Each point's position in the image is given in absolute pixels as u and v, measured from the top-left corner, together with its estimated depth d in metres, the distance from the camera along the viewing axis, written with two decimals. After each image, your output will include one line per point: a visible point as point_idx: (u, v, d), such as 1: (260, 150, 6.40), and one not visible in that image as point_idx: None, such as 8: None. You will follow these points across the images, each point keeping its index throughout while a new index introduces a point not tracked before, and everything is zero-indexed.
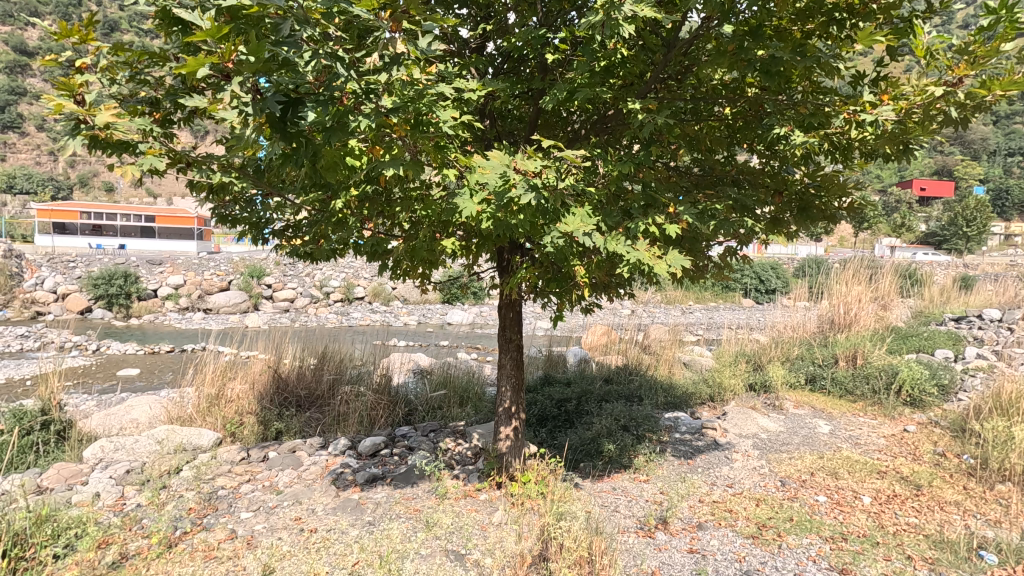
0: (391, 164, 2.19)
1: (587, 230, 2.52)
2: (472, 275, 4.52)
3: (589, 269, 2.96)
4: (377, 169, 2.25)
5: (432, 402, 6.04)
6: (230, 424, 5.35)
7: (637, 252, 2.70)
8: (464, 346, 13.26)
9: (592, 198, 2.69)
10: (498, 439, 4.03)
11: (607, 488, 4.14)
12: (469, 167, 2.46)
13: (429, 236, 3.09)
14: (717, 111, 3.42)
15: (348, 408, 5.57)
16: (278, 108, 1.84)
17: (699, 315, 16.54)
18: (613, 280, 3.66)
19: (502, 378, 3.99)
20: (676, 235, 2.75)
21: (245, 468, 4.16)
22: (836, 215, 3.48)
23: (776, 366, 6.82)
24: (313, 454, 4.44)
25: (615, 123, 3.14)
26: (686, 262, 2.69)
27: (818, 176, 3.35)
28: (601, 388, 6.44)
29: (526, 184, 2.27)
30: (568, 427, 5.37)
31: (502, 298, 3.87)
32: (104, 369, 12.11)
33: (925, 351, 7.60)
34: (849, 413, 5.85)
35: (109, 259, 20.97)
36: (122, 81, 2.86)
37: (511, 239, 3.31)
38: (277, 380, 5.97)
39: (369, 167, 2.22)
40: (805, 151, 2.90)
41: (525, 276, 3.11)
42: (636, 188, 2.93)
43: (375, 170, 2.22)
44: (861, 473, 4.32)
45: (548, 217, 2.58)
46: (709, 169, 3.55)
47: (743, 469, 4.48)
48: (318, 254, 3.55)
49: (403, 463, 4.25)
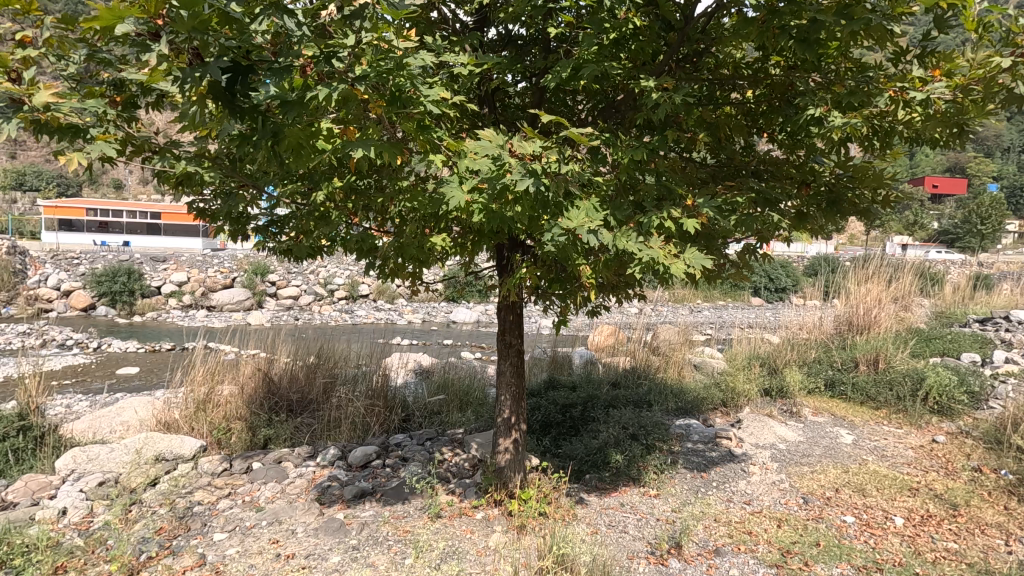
0: (368, 146, 1.89)
1: (594, 226, 2.20)
2: (471, 274, 4.22)
3: (597, 269, 2.66)
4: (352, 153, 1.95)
5: (430, 408, 5.74)
6: (216, 431, 5.10)
7: (651, 250, 2.38)
8: (468, 346, 12.97)
9: (600, 189, 2.38)
10: (497, 452, 3.72)
11: (615, 505, 3.86)
12: (460, 151, 2.16)
13: (418, 232, 2.79)
14: (738, 94, 3.09)
15: (340, 413, 5.28)
16: (222, 76, 1.57)
17: (708, 314, 16.21)
18: (622, 281, 3.34)
19: (501, 386, 3.69)
20: (694, 230, 2.44)
21: (226, 480, 3.88)
22: (870, 210, 3.16)
23: (794, 369, 6.48)
24: (300, 465, 4.17)
25: (626, 105, 2.83)
26: (709, 262, 2.36)
27: (850, 165, 3.02)
28: (607, 392, 6.10)
29: (523, 169, 1.95)
30: (573, 436, 5.08)
31: (501, 299, 3.57)
32: (104, 367, 11.95)
33: (950, 354, 7.21)
34: (872, 421, 5.52)
35: (113, 255, 20.88)
36: (78, 59, 2.57)
37: (510, 235, 3.00)
38: (268, 383, 5.70)
39: (341, 150, 1.92)
40: (841, 136, 2.57)
41: (525, 277, 2.80)
42: (649, 178, 2.61)
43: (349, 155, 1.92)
44: (891, 490, 3.99)
45: (551, 209, 2.27)
46: (728, 160, 3.24)
47: (761, 484, 4.17)
48: (299, 253, 3.26)
49: (396, 477, 3.95)
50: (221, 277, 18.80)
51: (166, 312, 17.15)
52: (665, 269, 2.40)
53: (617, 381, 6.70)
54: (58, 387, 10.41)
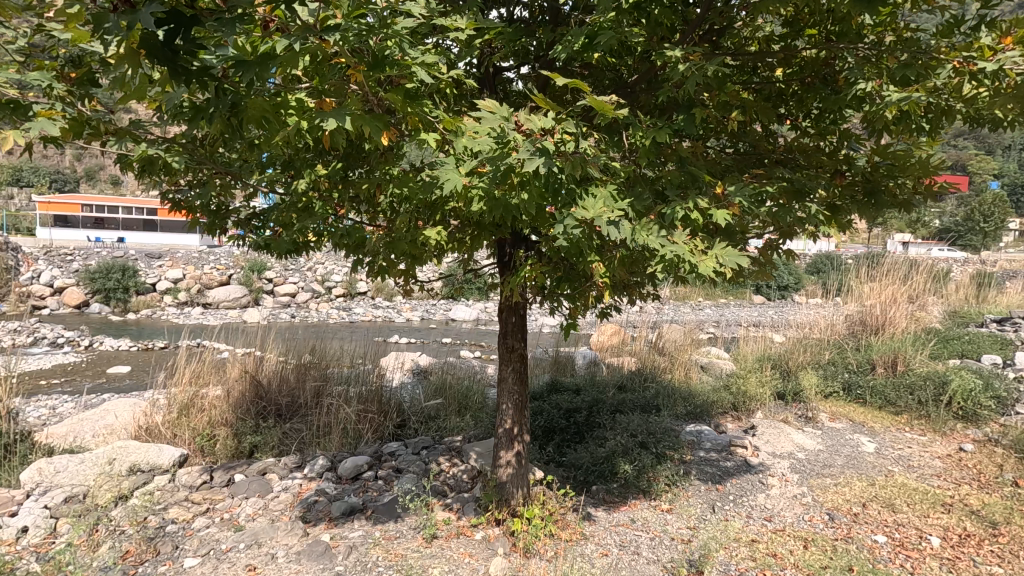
0: (345, 118, 1.58)
1: (613, 217, 1.90)
2: (470, 271, 3.92)
3: (612, 267, 2.35)
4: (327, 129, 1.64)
5: (426, 412, 5.43)
6: (199, 438, 4.80)
7: (678, 245, 2.08)
8: (467, 345, 12.65)
9: (618, 174, 2.07)
10: (498, 465, 3.41)
11: (625, 521, 3.59)
12: (457, 129, 1.85)
13: (411, 225, 2.48)
14: (767, 72, 2.79)
15: (331, 419, 4.98)
16: (160, 27, 1.26)
17: (711, 312, 15.93)
18: (637, 280, 3.04)
19: (503, 394, 3.39)
20: (724, 222, 2.13)
21: (204, 495, 3.59)
22: (911, 202, 2.85)
23: (808, 372, 6.19)
24: (286, 477, 3.87)
25: (643, 82, 2.53)
26: (746, 259, 2.05)
27: (892, 152, 2.72)
28: (614, 396, 5.81)
29: (532, 146, 1.64)
30: (578, 443, 4.79)
31: (502, 300, 3.26)
32: (95, 366, 11.66)
33: (970, 356, 6.92)
34: (893, 428, 5.23)
35: (108, 252, 20.56)
36: (26, 29, 2.26)
37: (514, 228, 2.70)
38: (256, 386, 5.40)
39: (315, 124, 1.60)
40: (891, 116, 2.26)
41: (531, 276, 2.50)
42: (671, 164, 2.31)
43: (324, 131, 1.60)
44: (922, 505, 3.71)
45: (561, 196, 1.96)
46: (753, 146, 2.94)
47: (782, 498, 3.89)
48: (278, 249, 2.95)
49: (388, 491, 3.66)
50: (218, 274, 18.49)
51: (161, 309, 16.84)
52: (693, 268, 2.09)
53: (623, 384, 6.40)
54: (46, 387, 10.11)
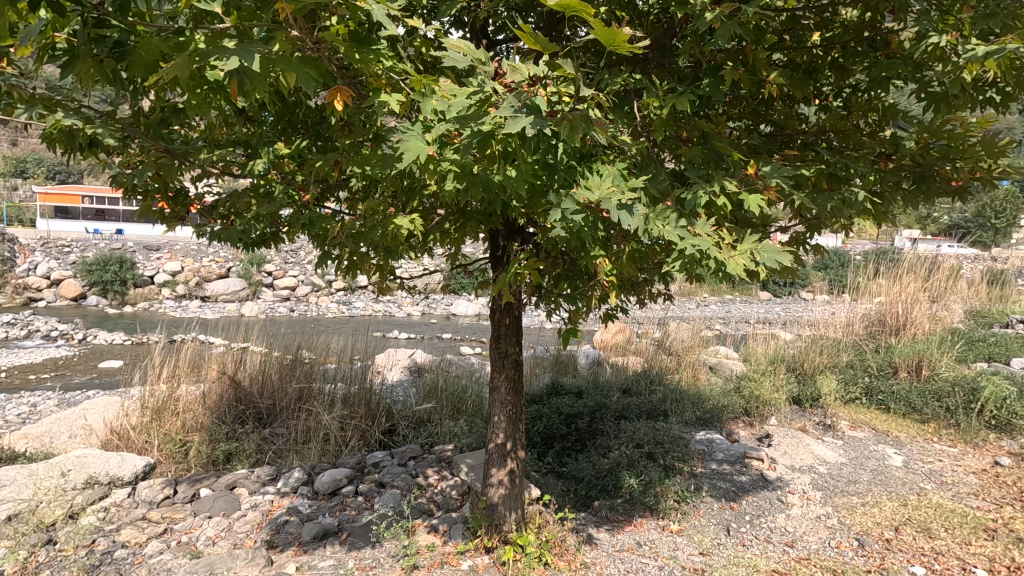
0: (262, 58, 1.19)
1: (623, 199, 1.53)
2: (462, 266, 3.55)
3: (619, 264, 1.99)
4: (242, 79, 1.26)
5: (417, 417, 5.07)
6: (170, 444, 4.45)
7: (701, 238, 1.70)
8: (467, 341, 12.30)
9: (629, 148, 1.70)
10: (488, 484, 3.04)
11: (630, 546, 3.24)
12: (423, 88, 1.47)
13: (382, 212, 2.11)
14: (802, 34, 2.40)
15: (313, 425, 4.62)
16: None
17: (718, 308, 15.52)
18: (647, 278, 2.66)
19: (494, 405, 3.03)
20: (756, 208, 1.75)
21: (165, 512, 3.25)
22: (968, 190, 2.45)
23: (827, 376, 5.79)
24: (256, 493, 3.51)
25: (659, 44, 2.14)
26: (786, 257, 1.67)
27: (946, 131, 2.33)
28: (618, 400, 5.43)
29: (517, 102, 1.26)
30: (579, 453, 4.42)
31: (495, 299, 2.88)
32: (86, 360, 11.33)
33: (998, 359, 6.49)
34: (920, 438, 4.84)
35: (106, 243, 20.27)
36: None
37: (506, 216, 2.32)
38: (235, 388, 5.04)
39: (224, 74, 1.23)
40: (964, 80, 1.86)
41: (524, 275, 2.11)
42: (694, 139, 1.92)
43: (235, 82, 1.23)
44: (962, 531, 3.33)
45: (557, 174, 1.59)
46: (782, 124, 2.55)
47: (804, 520, 3.52)
48: (230, 240, 2.56)
49: (368, 510, 3.31)
50: (217, 267, 18.17)
51: (158, 301, 16.53)
52: (721, 265, 1.71)
53: (628, 387, 6.03)
54: (35, 383, 9.81)
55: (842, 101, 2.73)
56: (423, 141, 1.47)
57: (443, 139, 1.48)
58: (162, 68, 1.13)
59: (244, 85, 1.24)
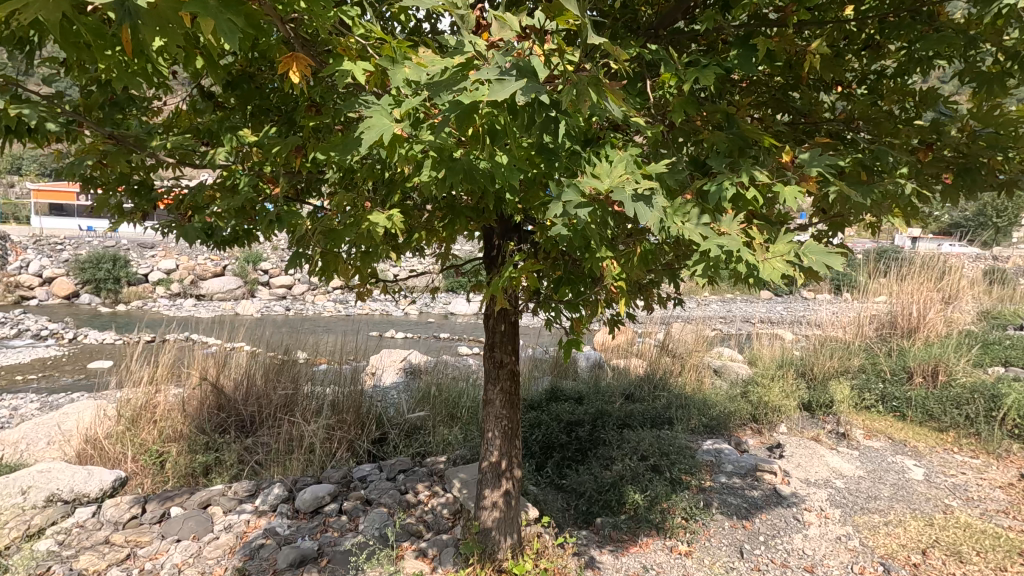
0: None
1: (637, 187, 1.26)
2: (455, 265, 3.29)
3: (629, 268, 1.74)
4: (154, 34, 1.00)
5: (409, 424, 4.81)
6: (146, 456, 4.19)
7: (728, 237, 1.45)
8: (465, 341, 12.04)
9: (643, 130, 1.44)
10: (481, 507, 2.80)
11: (636, 570, 3.03)
12: (393, 53, 1.21)
13: (357, 208, 1.85)
14: (831, 8, 2.14)
15: (298, 435, 4.36)
16: None
17: (719, 307, 15.25)
18: (658, 278, 2.39)
19: (488, 419, 2.77)
20: (792, 202, 1.48)
21: (130, 535, 2.99)
22: (1017, 183, 2.19)
23: (839, 381, 5.53)
24: (232, 512, 3.25)
25: (673, 16, 1.87)
26: (838, 262, 1.42)
27: (996, 116, 2.10)
28: (621, 405, 5.17)
29: (503, 61, 0.99)
30: (580, 464, 4.17)
31: (489, 304, 2.62)
32: (75, 361, 11.03)
33: (1015, 363, 6.23)
34: (939, 449, 4.59)
35: (100, 240, 19.95)
36: None
37: (500, 211, 2.05)
38: (217, 394, 4.77)
39: (127, 25, 0.96)
40: None
41: (518, 279, 1.85)
42: (717, 121, 1.65)
43: (141, 35, 0.96)
44: (996, 555, 3.08)
45: (557, 160, 1.33)
46: (808, 110, 2.29)
47: (823, 541, 3.28)
48: (187, 238, 2.27)
49: (351, 532, 3.05)
50: (212, 265, 17.86)
51: (152, 300, 16.23)
52: (753, 269, 1.45)
53: (631, 392, 5.76)
54: (21, 384, 9.53)
55: (867, 89, 2.48)
56: (390, 117, 1.21)
57: (417, 114, 1.22)
58: (32, 10, 0.87)
59: (156, 39, 0.98)
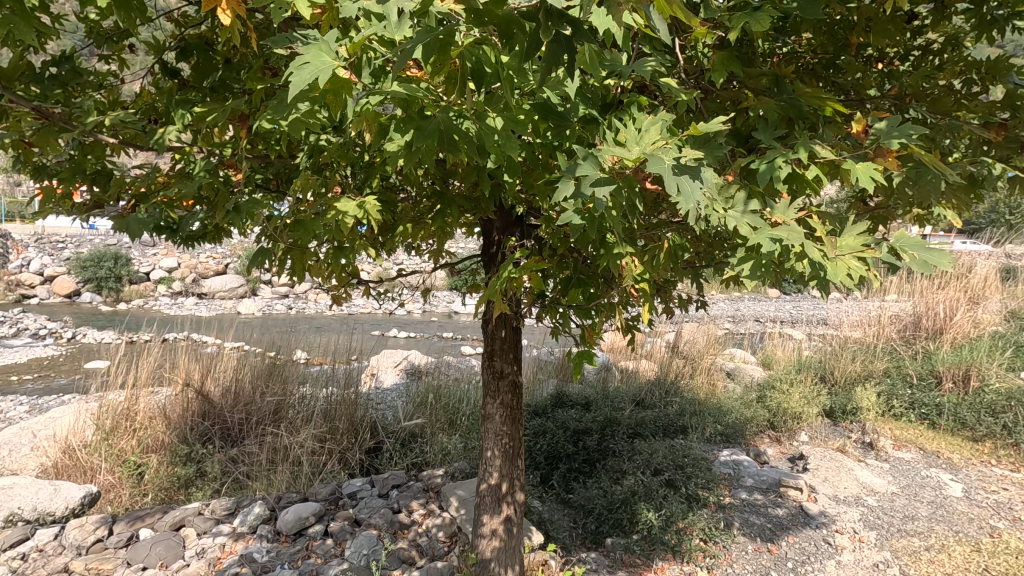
0: None
1: (678, 157, 0.94)
2: (453, 262, 2.98)
3: (654, 267, 1.43)
4: None
5: (406, 432, 4.51)
6: (123, 469, 3.92)
7: (785, 227, 1.15)
8: (467, 341, 11.73)
9: (675, 90, 1.13)
10: (479, 534, 2.50)
11: None
12: None
13: (326, 194, 1.56)
14: None
15: (285, 445, 4.08)
16: None
17: (727, 304, 14.87)
18: (680, 279, 2.08)
19: (486, 437, 2.47)
20: (869, 183, 1.16)
21: (92, 563, 2.71)
22: None
23: (864, 387, 5.19)
24: (206, 534, 2.96)
25: None
26: (947, 261, 1.14)
27: None
28: (631, 412, 4.85)
29: None
30: (588, 477, 3.85)
31: (488, 308, 2.31)
32: (73, 361, 10.78)
33: None
34: (976, 463, 4.26)
35: (100, 237, 19.68)
36: None
37: (499, 199, 1.75)
38: (202, 400, 4.49)
39: None
40: None
41: (519, 280, 1.55)
42: (764, 88, 1.34)
43: None
44: None
45: (568, 129, 1.04)
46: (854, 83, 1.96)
47: (860, 571, 2.96)
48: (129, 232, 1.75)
49: (336, 560, 2.76)
50: (214, 263, 17.61)
51: (153, 298, 15.98)
52: (817, 268, 1.14)
53: (641, 397, 5.42)
54: (16, 385, 9.30)
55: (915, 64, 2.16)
56: (339, 59, 0.91)
57: (372, 53, 0.96)
58: None
59: None
